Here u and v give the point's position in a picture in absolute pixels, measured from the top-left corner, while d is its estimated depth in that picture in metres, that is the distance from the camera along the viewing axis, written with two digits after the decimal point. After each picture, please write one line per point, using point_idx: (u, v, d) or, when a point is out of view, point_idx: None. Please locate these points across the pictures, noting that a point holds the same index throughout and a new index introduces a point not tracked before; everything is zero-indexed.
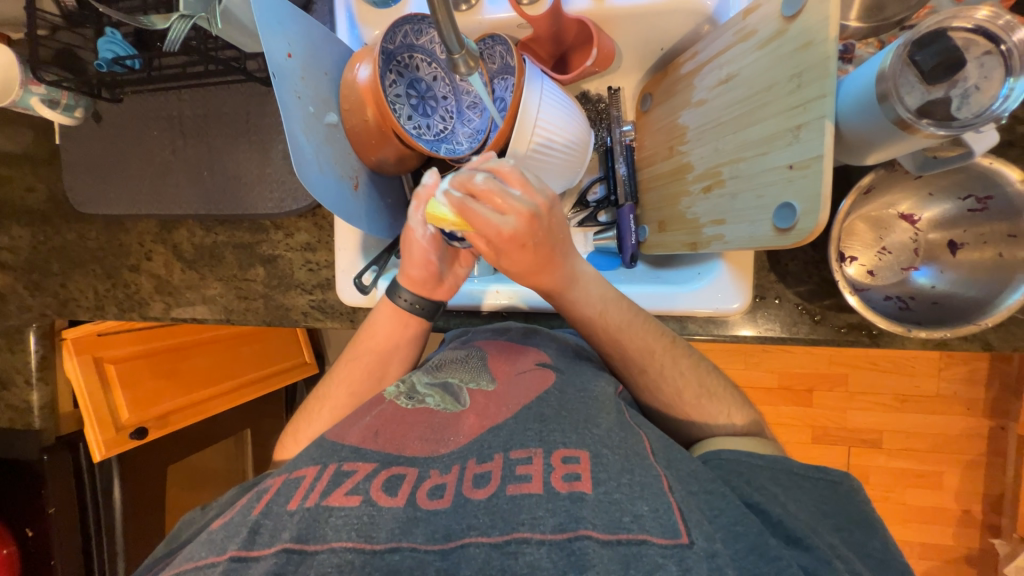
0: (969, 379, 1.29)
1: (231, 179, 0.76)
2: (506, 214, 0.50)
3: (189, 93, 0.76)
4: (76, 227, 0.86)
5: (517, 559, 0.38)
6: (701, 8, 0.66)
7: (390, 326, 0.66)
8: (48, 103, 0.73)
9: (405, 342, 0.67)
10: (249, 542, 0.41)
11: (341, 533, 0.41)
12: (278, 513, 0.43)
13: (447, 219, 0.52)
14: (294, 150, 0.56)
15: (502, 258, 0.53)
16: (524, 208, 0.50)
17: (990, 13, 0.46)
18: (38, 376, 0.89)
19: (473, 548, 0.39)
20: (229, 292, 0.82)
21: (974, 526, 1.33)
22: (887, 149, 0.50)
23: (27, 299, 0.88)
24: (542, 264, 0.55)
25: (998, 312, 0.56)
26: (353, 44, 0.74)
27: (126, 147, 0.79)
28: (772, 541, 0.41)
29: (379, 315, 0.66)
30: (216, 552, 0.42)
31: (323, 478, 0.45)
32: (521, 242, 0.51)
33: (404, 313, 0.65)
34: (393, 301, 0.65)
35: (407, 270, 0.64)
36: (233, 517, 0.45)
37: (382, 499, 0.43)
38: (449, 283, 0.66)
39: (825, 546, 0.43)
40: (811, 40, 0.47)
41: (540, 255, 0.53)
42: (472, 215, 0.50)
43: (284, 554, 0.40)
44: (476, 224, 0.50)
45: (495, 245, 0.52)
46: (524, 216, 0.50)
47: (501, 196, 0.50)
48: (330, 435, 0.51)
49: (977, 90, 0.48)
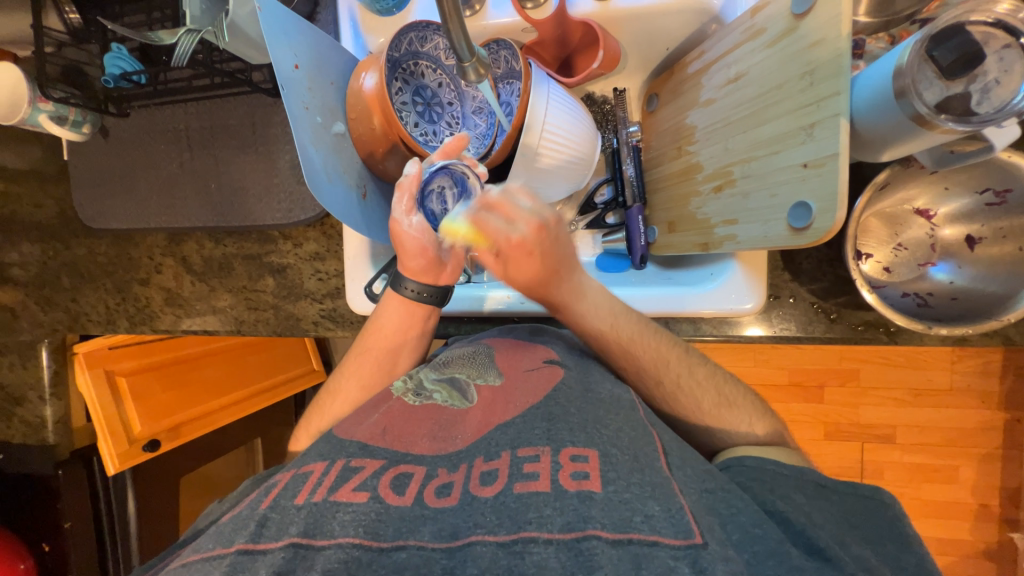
0: (983, 372, 1.28)
1: (239, 190, 0.76)
2: (516, 224, 0.55)
3: (195, 106, 0.76)
4: (86, 242, 0.86)
5: (524, 559, 0.37)
6: (708, 7, 0.66)
7: (396, 314, 0.65)
8: (56, 119, 0.73)
9: (414, 330, 0.66)
10: (256, 535, 0.41)
11: (348, 529, 0.40)
12: (285, 507, 0.43)
13: (460, 231, 0.57)
14: (304, 161, 0.56)
15: (508, 266, 0.58)
16: (534, 218, 0.54)
17: (1011, 7, 0.47)
18: (52, 392, 0.90)
19: (480, 547, 0.38)
20: (238, 303, 0.82)
21: (992, 521, 1.32)
22: (904, 146, 0.49)
23: (38, 315, 0.89)
24: (548, 274, 0.58)
25: (1017, 308, 0.55)
26: (357, 52, 0.74)
27: (133, 161, 0.79)
28: (793, 552, 0.39)
29: (386, 307, 0.65)
30: (223, 544, 0.41)
31: (331, 473, 0.45)
32: (527, 251, 0.55)
33: (411, 304, 0.65)
34: (398, 292, 0.64)
35: (407, 263, 0.63)
36: (241, 511, 0.45)
37: (390, 496, 0.43)
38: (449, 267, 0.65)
39: (849, 559, 0.41)
40: (823, 38, 0.47)
41: (547, 265, 0.57)
42: (485, 225, 0.55)
43: (291, 548, 0.39)
44: (488, 232, 0.56)
45: (505, 253, 0.56)
46: (533, 227, 0.54)
47: (511, 206, 0.55)
48: (338, 431, 0.52)
49: (997, 84, 0.47)
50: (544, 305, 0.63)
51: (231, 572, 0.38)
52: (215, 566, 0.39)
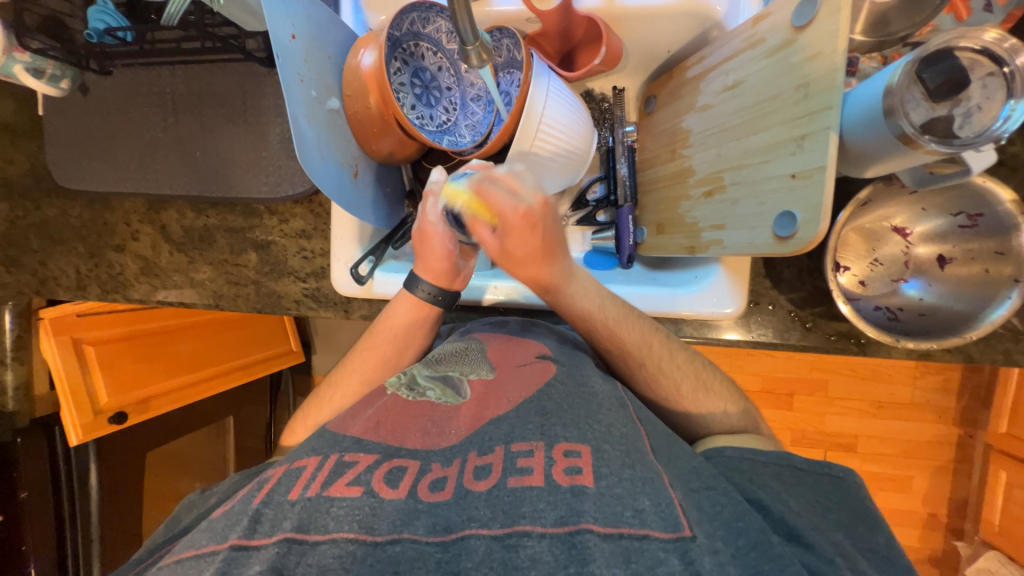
0: (943, 388, 1.34)
1: (225, 161, 0.74)
2: (523, 196, 0.53)
3: (183, 69, 0.73)
4: (58, 203, 0.82)
5: (518, 552, 0.38)
6: (711, 12, 0.66)
7: (409, 315, 0.65)
8: (33, 71, 0.70)
9: (417, 322, 0.66)
10: (250, 532, 0.41)
11: (342, 524, 0.40)
12: (278, 502, 0.43)
13: (463, 197, 0.57)
14: (296, 134, 0.55)
15: (509, 239, 0.55)
16: (540, 193, 0.54)
17: (998, 36, 0.47)
18: (13, 355, 0.86)
19: (474, 540, 0.39)
20: (219, 276, 0.80)
21: (940, 529, 1.39)
22: (888, 163, 0.51)
23: (3, 276, 0.85)
24: (544, 252, 0.57)
25: (981, 327, 0.58)
26: (357, 27, 0.72)
27: (114, 123, 0.76)
28: (774, 540, 0.41)
29: (397, 305, 0.66)
30: (217, 540, 0.41)
31: (324, 467, 0.45)
32: (532, 224, 0.54)
33: (423, 305, 0.65)
34: (412, 293, 0.65)
35: (427, 262, 0.64)
36: (233, 507, 0.45)
37: (384, 490, 0.42)
38: (463, 274, 0.67)
39: (828, 546, 0.42)
40: (820, 52, 0.48)
41: (547, 242, 0.56)
42: (492, 198, 0.53)
43: (285, 544, 0.39)
44: (493, 203, 0.54)
45: (506, 221, 0.54)
46: (540, 200, 0.53)
47: (518, 181, 0.54)
48: (332, 425, 0.51)
49: (979, 110, 0.49)
50: (536, 288, 0.61)
51: (225, 569, 0.38)
52: (208, 563, 0.39)
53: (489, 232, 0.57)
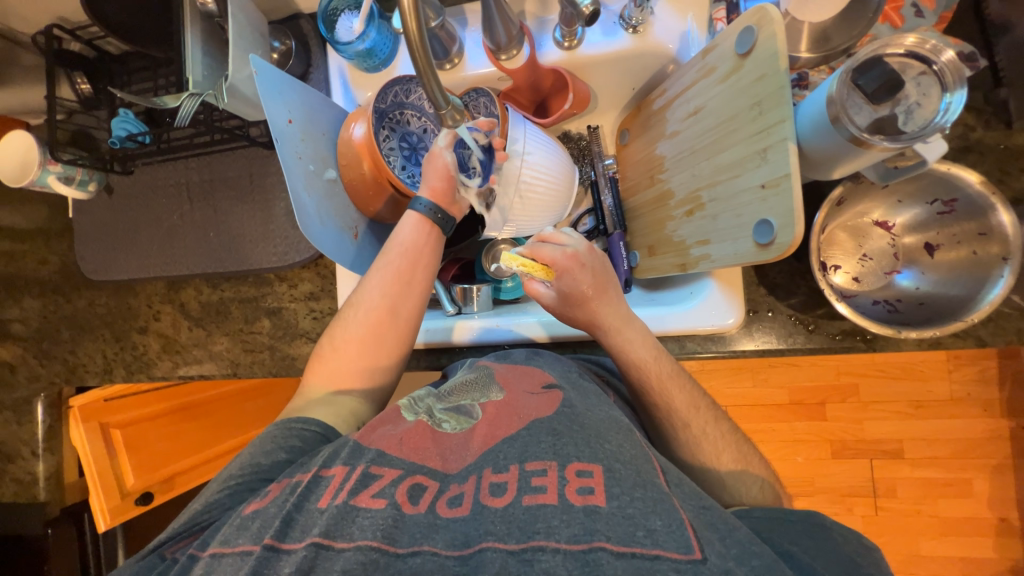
0: (981, 380, 1.28)
1: (236, 237, 0.80)
2: (568, 243, 0.63)
3: (196, 162, 0.81)
4: (87, 294, 0.88)
5: (533, 566, 0.37)
6: (664, 50, 0.71)
7: (414, 233, 0.67)
8: (64, 179, 0.77)
9: (428, 245, 0.67)
10: (282, 533, 0.42)
11: (367, 533, 0.41)
12: (309, 509, 0.44)
13: (518, 259, 0.65)
14: (298, 207, 0.60)
15: (565, 282, 0.62)
16: (581, 240, 0.64)
17: (917, 39, 0.51)
18: (46, 446, 0.89)
19: (491, 553, 0.39)
20: (234, 345, 0.84)
21: (1013, 536, 1.28)
22: (849, 164, 0.54)
23: (36, 368, 0.89)
24: (597, 288, 0.62)
25: (980, 308, 0.57)
26: (346, 105, 0.79)
27: (137, 216, 0.83)
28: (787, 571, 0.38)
29: (404, 222, 0.67)
30: (253, 541, 0.43)
31: (351, 477, 0.46)
32: (581, 263, 0.62)
33: (427, 222, 0.67)
34: (416, 210, 0.67)
35: (430, 181, 0.66)
36: (268, 505, 0.46)
37: (406, 505, 0.43)
38: (461, 203, 0.70)
39: None
40: (766, 73, 0.51)
41: (597, 279, 0.62)
42: (541, 250, 0.63)
43: (313, 548, 0.40)
44: (544, 254, 0.62)
45: (557, 267, 0.62)
46: (582, 245, 0.63)
47: (558, 236, 0.65)
48: (357, 434, 0.51)
49: (919, 106, 0.52)
50: (594, 334, 0.64)
51: (258, 569, 0.40)
52: (244, 562, 0.41)
53: (542, 288, 0.65)
